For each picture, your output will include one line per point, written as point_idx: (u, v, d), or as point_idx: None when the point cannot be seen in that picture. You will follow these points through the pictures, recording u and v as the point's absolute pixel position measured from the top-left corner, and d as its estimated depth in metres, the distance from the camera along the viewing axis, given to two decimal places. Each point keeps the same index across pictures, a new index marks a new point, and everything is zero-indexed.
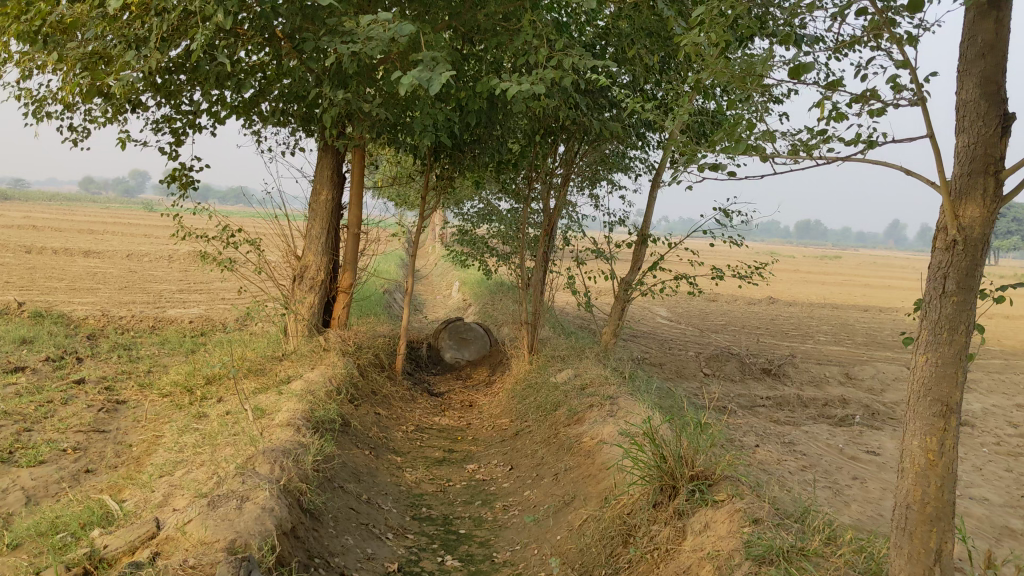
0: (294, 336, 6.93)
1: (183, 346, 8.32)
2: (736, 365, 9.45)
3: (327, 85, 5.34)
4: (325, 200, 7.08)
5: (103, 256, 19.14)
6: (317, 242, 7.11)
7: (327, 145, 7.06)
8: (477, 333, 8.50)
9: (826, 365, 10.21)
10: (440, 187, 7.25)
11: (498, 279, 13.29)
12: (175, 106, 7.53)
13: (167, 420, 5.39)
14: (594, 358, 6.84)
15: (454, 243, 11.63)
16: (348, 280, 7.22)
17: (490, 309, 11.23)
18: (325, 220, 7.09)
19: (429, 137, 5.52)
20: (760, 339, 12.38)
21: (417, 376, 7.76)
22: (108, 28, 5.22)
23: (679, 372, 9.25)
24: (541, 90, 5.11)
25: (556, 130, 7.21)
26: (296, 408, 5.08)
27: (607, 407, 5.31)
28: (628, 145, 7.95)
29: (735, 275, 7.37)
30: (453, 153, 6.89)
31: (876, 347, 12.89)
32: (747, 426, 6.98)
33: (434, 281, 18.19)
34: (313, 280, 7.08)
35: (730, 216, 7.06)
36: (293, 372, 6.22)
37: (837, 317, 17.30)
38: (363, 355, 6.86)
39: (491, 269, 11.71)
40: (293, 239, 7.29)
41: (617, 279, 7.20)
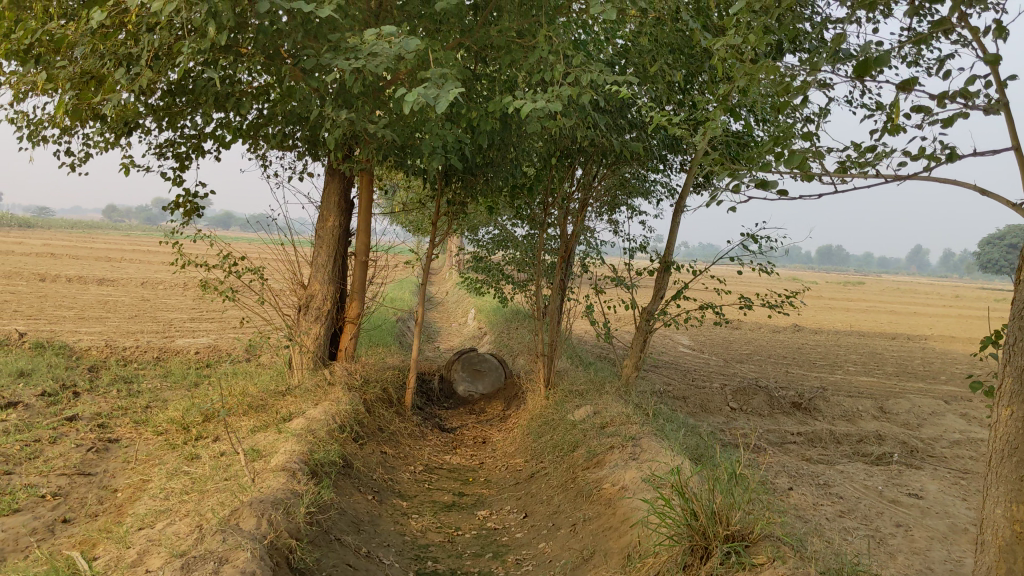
0: (298, 370, 6.56)
1: (186, 378, 7.98)
2: (763, 399, 9.01)
3: (329, 105, 5.02)
4: (332, 226, 6.75)
5: (117, 283, 18.95)
6: (324, 270, 6.76)
7: (335, 169, 6.75)
8: (491, 365, 8.11)
9: (858, 398, 9.76)
10: (452, 213, 6.92)
11: (515, 307, 12.91)
12: (178, 130, 7.25)
13: (157, 462, 5.03)
14: (615, 393, 6.44)
15: (470, 270, 11.30)
16: (356, 310, 6.86)
17: (506, 339, 10.86)
18: (332, 247, 6.75)
19: (439, 160, 5.19)
20: (787, 370, 11.93)
21: (428, 411, 7.38)
22: (99, 45, 4.92)
23: (703, 406, 8.83)
24: (557, 108, 4.77)
25: (573, 152, 6.87)
26: (294, 450, 4.72)
27: (629, 449, 4.92)
28: (649, 169, 7.60)
29: (763, 304, 6.97)
30: (464, 177, 6.56)
31: (907, 378, 12.41)
32: (778, 466, 6.55)
33: (450, 309, 17.84)
34: (319, 310, 6.71)
35: (758, 242, 6.67)
36: (295, 408, 5.86)
37: (866, 346, 16.80)
38: (370, 390, 6.49)
39: (508, 297, 11.35)
40: (298, 267, 6.95)
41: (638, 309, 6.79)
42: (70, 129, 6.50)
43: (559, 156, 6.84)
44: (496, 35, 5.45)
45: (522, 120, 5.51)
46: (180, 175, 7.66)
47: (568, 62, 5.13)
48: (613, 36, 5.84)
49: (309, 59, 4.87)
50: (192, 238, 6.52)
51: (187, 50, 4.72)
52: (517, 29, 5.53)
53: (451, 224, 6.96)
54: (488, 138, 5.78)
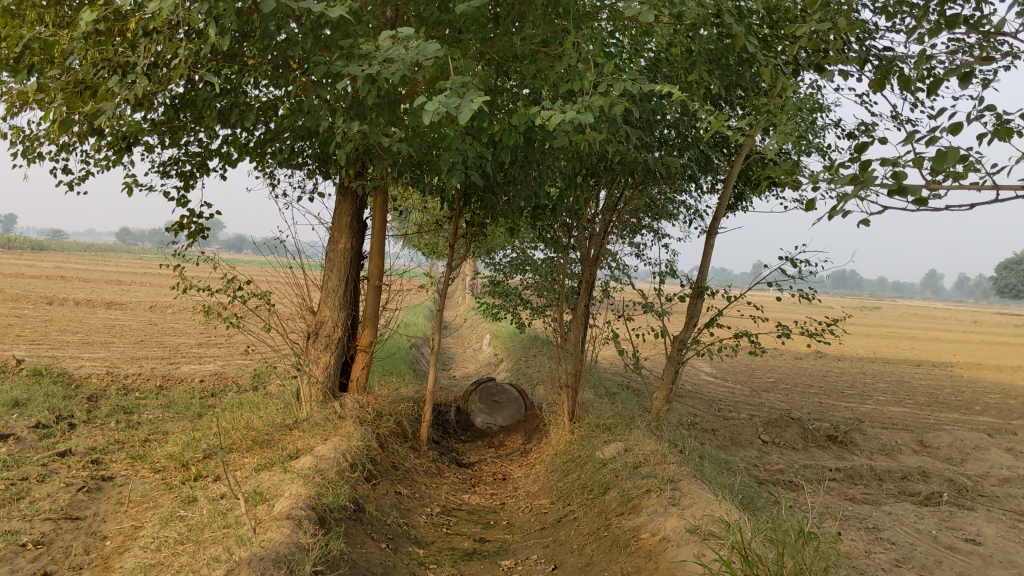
0: (307, 402, 6.14)
1: (190, 409, 7.57)
2: (797, 432, 8.54)
3: (341, 117, 4.64)
4: (344, 249, 6.37)
5: (126, 307, 18.61)
6: (334, 295, 6.36)
7: (346, 189, 6.39)
8: (510, 396, 7.68)
9: (896, 430, 9.28)
10: (471, 234, 6.53)
11: (532, 333, 12.49)
12: (182, 147, 6.89)
13: (152, 505, 4.62)
14: (646, 429, 6.00)
15: (486, 296, 10.90)
16: (369, 337, 6.46)
17: (524, 366, 10.44)
18: (343, 271, 6.36)
19: (459, 176, 4.80)
20: (816, 400, 11.45)
21: (444, 445, 6.94)
22: (94, 52, 4.56)
23: (733, 439, 8.37)
24: (589, 119, 4.38)
25: (599, 170, 6.47)
26: (300, 494, 4.30)
27: (668, 494, 4.48)
28: (679, 188, 7.20)
29: (803, 332, 6.53)
30: (485, 197, 6.17)
31: (941, 408, 11.92)
32: (821, 508, 6.08)
33: (464, 334, 17.43)
34: (329, 338, 6.32)
35: (798, 265, 6.25)
36: (303, 444, 5.44)
37: (892, 374, 16.29)
38: (383, 424, 6.07)
39: (526, 323, 10.94)
40: (308, 292, 6.55)
41: (669, 337, 6.36)
42: (67, 145, 6.15)
43: (585, 174, 6.45)
44: (520, 43, 5.07)
45: (549, 134, 5.12)
46: (184, 195, 7.30)
47: (600, 71, 4.74)
48: (645, 46, 5.46)
49: (319, 66, 4.49)
50: (195, 261, 6.14)
51: (188, 57, 4.36)
52: (543, 37, 5.16)
53: (469, 246, 6.57)
54: (511, 155, 5.39)
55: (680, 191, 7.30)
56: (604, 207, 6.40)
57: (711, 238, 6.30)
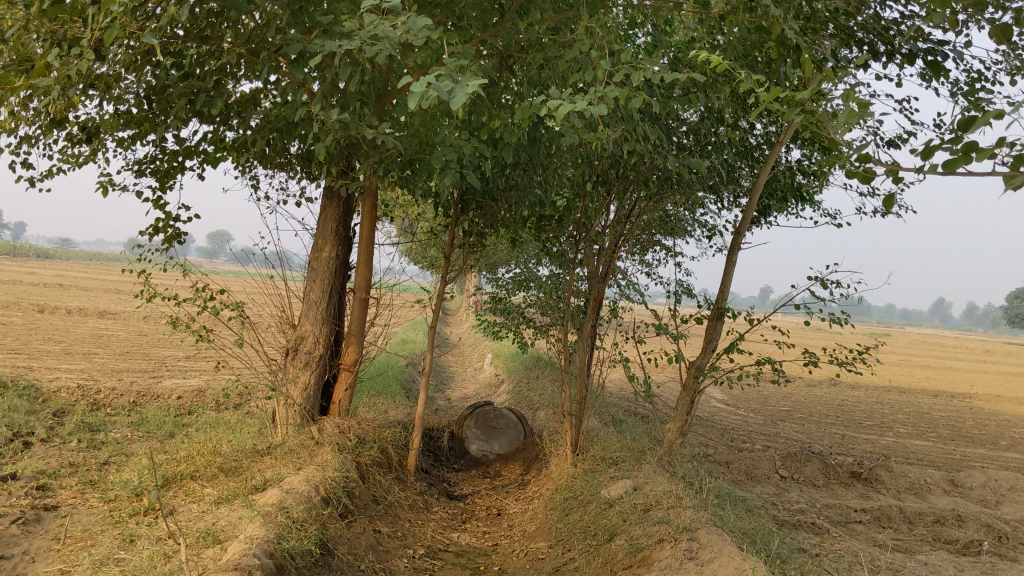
0: (283, 426, 5.53)
1: (161, 429, 6.98)
2: (818, 468, 7.92)
3: (319, 104, 4.08)
4: (329, 258, 5.78)
5: (117, 317, 18.04)
6: (316, 308, 5.76)
7: (333, 191, 5.81)
8: (509, 422, 7.08)
9: (923, 467, 8.64)
10: (469, 245, 5.95)
11: (535, 353, 11.89)
12: (158, 143, 6.35)
13: (90, 543, 4.02)
14: (658, 465, 5.39)
15: (487, 313, 10.32)
16: (354, 355, 5.85)
17: (526, 389, 9.84)
18: (327, 281, 5.77)
19: (453, 175, 4.23)
20: (834, 432, 10.82)
21: (435, 476, 6.34)
22: (39, 23, 4.01)
23: (749, 474, 7.74)
24: (603, 108, 3.82)
25: (610, 176, 5.89)
26: (258, 536, 3.71)
27: (684, 545, 3.88)
28: (696, 201, 6.62)
29: (832, 360, 5.93)
30: (483, 201, 5.58)
31: (966, 442, 11.27)
32: (851, 557, 5.46)
33: (466, 353, 16.82)
34: (310, 355, 5.71)
35: (828, 286, 5.66)
36: (272, 474, 4.85)
37: (910, 404, 15.63)
38: (366, 452, 5.47)
39: (529, 342, 10.35)
40: (288, 305, 5.96)
41: (684, 363, 5.76)
42: (27, 137, 5.60)
43: (594, 181, 5.88)
44: (524, 29, 4.52)
45: (555, 130, 4.55)
46: (161, 197, 6.74)
47: (615, 59, 4.18)
48: (665, 38, 4.91)
49: (293, 43, 3.93)
50: (163, 267, 5.56)
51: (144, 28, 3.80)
52: (551, 23, 4.60)
53: (467, 257, 5.99)
54: (512, 155, 4.81)
55: (697, 203, 6.72)
56: (615, 226, 5.81)
57: (733, 253, 5.71)
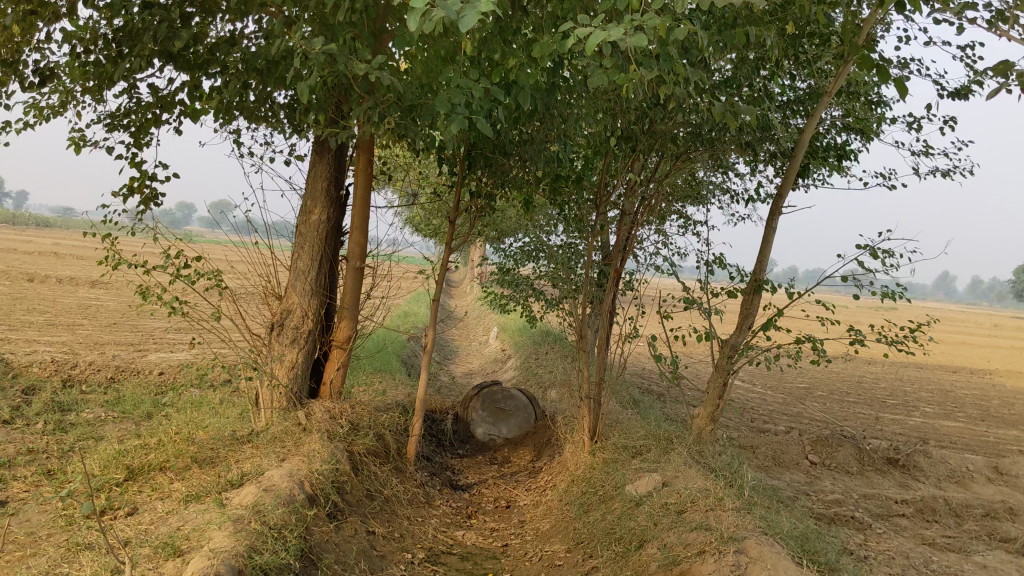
0: (267, 411, 4.92)
1: (139, 409, 6.39)
2: (851, 453, 7.32)
3: (300, 35, 3.43)
4: (319, 222, 5.12)
5: (109, 287, 17.43)
6: (305, 277, 5.12)
7: (324, 147, 5.14)
8: (518, 404, 6.49)
9: (961, 452, 8.05)
10: (477, 207, 5.31)
11: (544, 327, 11.28)
12: (130, 94, 5.68)
13: (32, 552, 3.42)
14: (688, 456, 4.79)
15: (494, 284, 9.70)
16: (346, 331, 5.22)
17: (535, 366, 9.24)
18: (317, 247, 5.12)
19: (459, 122, 3.59)
20: (860, 412, 10.23)
21: (437, 463, 5.75)
22: None
23: (777, 460, 7.14)
24: (642, 38, 3.16)
25: (635, 131, 5.24)
26: (226, 549, 3.11)
27: (730, 560, 3.28)
28: (728, 161, 5.98)
29: (881, 338, 5.30)
30: (493, 157, 4.95)
31: (997, 423, 10.68)
32: (903, 561, 4.87)
33: (471, 326, 16.24)
34: (297, 331, 5.08)
35: (881, 255, 5.01)
36: (251, 467, 4.24)
37: (932, 381, 15.04)
38: (359, 440, 4.86)
39: (538, 315, 9.74)
40: (273, 274, 5.32)
41: (717, 341, 5.13)
42: None
43: (617, 137, 5.23)
44: None
45: (580, 71, 3.90)
46: (136, 155, 6.11)
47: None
48: None
49: None
50: (131, 231, 4.91)
51: None
52: None
53: (474, 221, 5.37)
54: (527, 101, 4.18)
55: (727, 165, 6.09)
56: (641, 194, 5.18)
57: (773, 218, 5.07)
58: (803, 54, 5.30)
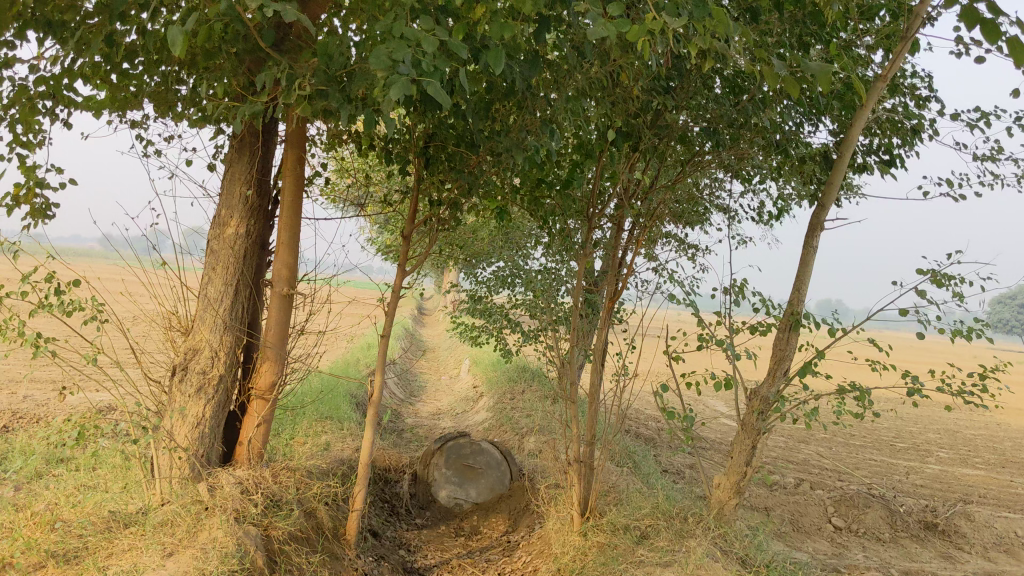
0: (161, 483, 3.76)
1: (24, 468, 5.19)
2: (881, 515, 6.25)
3: None
4: (236, 237, 3.98)
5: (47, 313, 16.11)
6: (216, 308, 3.97)
7: (243, 140, 4.00)
8: (489, 461, 5.35)
9: (1001, 510, 6.99)
10: (437, 220, 4.19)
11: (521, 362, 10.17)
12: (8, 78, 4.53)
13: None
14: (711, 543, 3.68)
15: (465, 314, 8.60)
16: (269, 378, 4.06)
17: (510, 409, 8.11)
18: (233, 269, 3.98)
19: (407, 87, 2.48)
20: (872, 459, 9.17)
21: (388, 540, 4.60)
22: None
23: (794, 525, 6.05)
24: None
25: (639, 126, 4.18)
26: None
27: None
28: (746, 168, 4.92)
29: (942, 386, 4.22)
30: (458, 154, 3.85)
31: (1021, 471, 9.67)
32: None
33: (441, 359, 15.09)
34: (204, 377, 3.93)
35: (950, 282, 3.95)
36: (122, 569, 3.08)
37: (934, 419, 14.05)
38: (281, 522, 3.72)
39: (514, 349, 8.63)
40: (180, 303, 4.17)
41: (745, 392, 4.03)
42: None
43: (617, 132, 4.15)
44: None
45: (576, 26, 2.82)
46: (23, 158, 4.96)
47: None
48: None
49: None
50: None
51: None
52: None
53: (434, 237, 4.25)
54: (502, 71, 3.09)
55: (743, 174, 5.04)
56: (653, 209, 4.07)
57: (813, 235, 4.01)
58: (847, 31, 4.26)
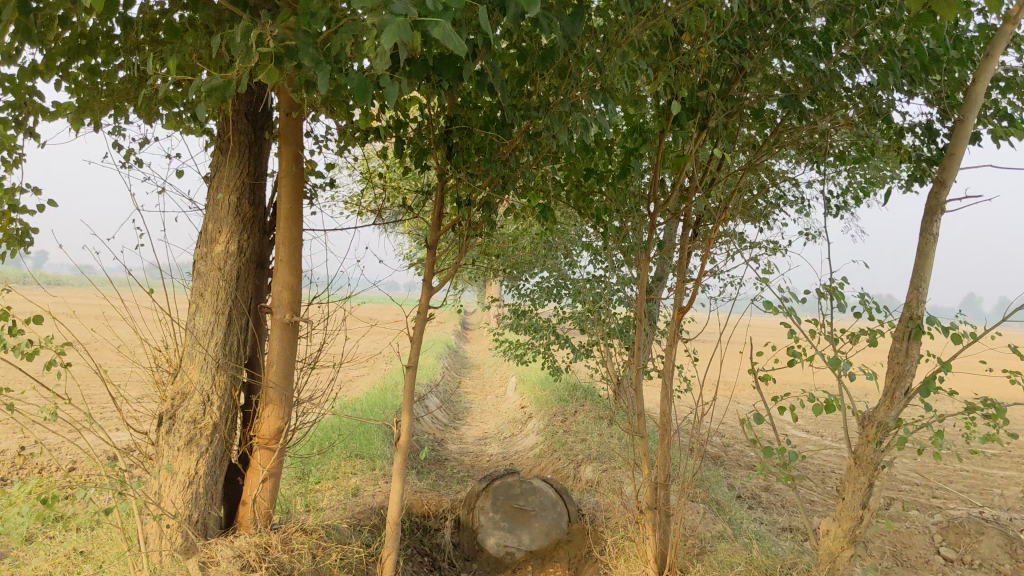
0: (149, 560, 3.08)
1: None
2: (997, 542, 5.40)
3: None
4: (225, 256, 3.31)
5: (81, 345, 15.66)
6: (206, 343, 3.28)
7: (230, 141, 3.35)
8: (544, 501, 4.62)
9: None
10: (466, 223, 3.47)
11: (572, 378, 9.43)
12: None
13: None
14: None
15: (510, 329, 7.88)
16: (274, 424, 3.35)
17: (563, 432, 7.37)
18: (224, 293, 3.31)
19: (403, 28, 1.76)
20: (967, 470, 8.27)
21: None
22: None
23: (897, 559, 5.24)
24: None
25: (706, 98, 3.45)
26: None
27: None
28: (832, 146, 4.14)
29: None
30: (486, 140, 3.14)
31: None
32: None
33: (487, 376, 14.40)
34: (196, 427, 3.24)
35: None
36: None
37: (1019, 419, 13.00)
38: None
39: (565, 366, 7.90)
40: (169, 337, 3.50)
41: (858, 418, 3.25)
42: None
43: (679, 106, 3.41)
44: None
45: None
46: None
47: None
48: None
49: None
50: None
51: None
52: None
53: (465, 244, 3.53)
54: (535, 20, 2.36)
55: (828, 154, 4.27)
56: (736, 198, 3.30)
57: (932, 220, 3.23)
58: None
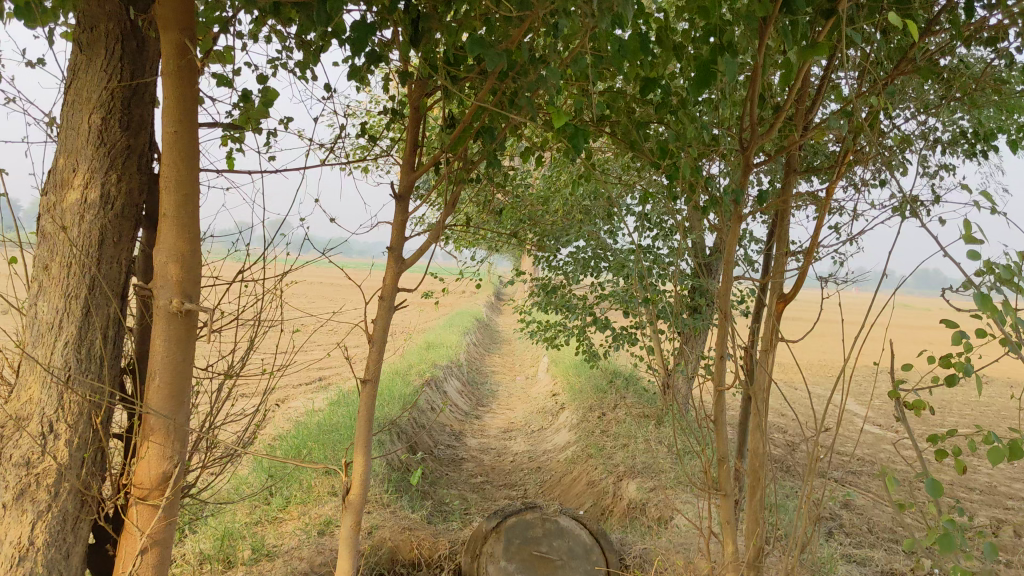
0: None
1: None
2: None
3: None
4: (81, 209, 2.12)
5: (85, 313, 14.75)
6: (50, 341, 2.10)
7: (96, 30, 2.14)
8: (571, 549, 3.45)
9: None
10: (458, 161, 2.26)
11: (611, 363, 8.22)
12: None
13: None
14: None
15: (539, 308, 6.69)
16: (155, 467, 2.17)
17: (600, 433, 6.18)
18: (81, 266, 2.12)
19: None
20: None
21: None
22: None
23: None
24: None
25: None
26: None
27: None
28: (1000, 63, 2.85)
29: None
30: (485, 21, 1.91)
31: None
32: None
33: (517, 355, 13.25)
34: (32, 473, 2.06)
35: None
36: None
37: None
38: None
39: (603, 350, 6.71)
40: (12, 329, 2.31)
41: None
42: None
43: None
44: None
45: None
46: None
47: None
48: None
49: None
50: None
51: None
52: None
53: (456, 195, 2.32)
54: None
55: (986, 77, 2.98)
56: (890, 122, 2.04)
57: None
58: None
